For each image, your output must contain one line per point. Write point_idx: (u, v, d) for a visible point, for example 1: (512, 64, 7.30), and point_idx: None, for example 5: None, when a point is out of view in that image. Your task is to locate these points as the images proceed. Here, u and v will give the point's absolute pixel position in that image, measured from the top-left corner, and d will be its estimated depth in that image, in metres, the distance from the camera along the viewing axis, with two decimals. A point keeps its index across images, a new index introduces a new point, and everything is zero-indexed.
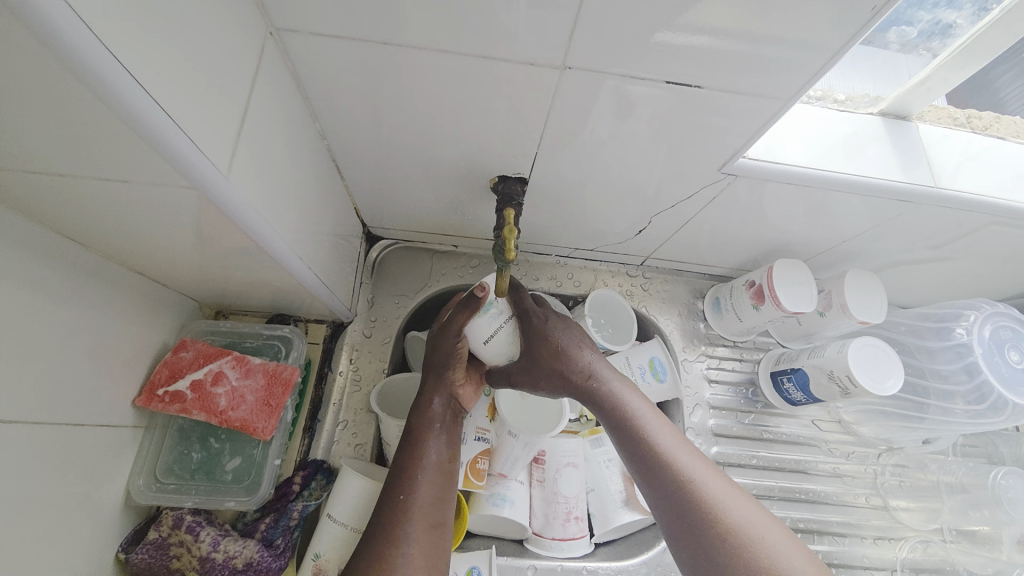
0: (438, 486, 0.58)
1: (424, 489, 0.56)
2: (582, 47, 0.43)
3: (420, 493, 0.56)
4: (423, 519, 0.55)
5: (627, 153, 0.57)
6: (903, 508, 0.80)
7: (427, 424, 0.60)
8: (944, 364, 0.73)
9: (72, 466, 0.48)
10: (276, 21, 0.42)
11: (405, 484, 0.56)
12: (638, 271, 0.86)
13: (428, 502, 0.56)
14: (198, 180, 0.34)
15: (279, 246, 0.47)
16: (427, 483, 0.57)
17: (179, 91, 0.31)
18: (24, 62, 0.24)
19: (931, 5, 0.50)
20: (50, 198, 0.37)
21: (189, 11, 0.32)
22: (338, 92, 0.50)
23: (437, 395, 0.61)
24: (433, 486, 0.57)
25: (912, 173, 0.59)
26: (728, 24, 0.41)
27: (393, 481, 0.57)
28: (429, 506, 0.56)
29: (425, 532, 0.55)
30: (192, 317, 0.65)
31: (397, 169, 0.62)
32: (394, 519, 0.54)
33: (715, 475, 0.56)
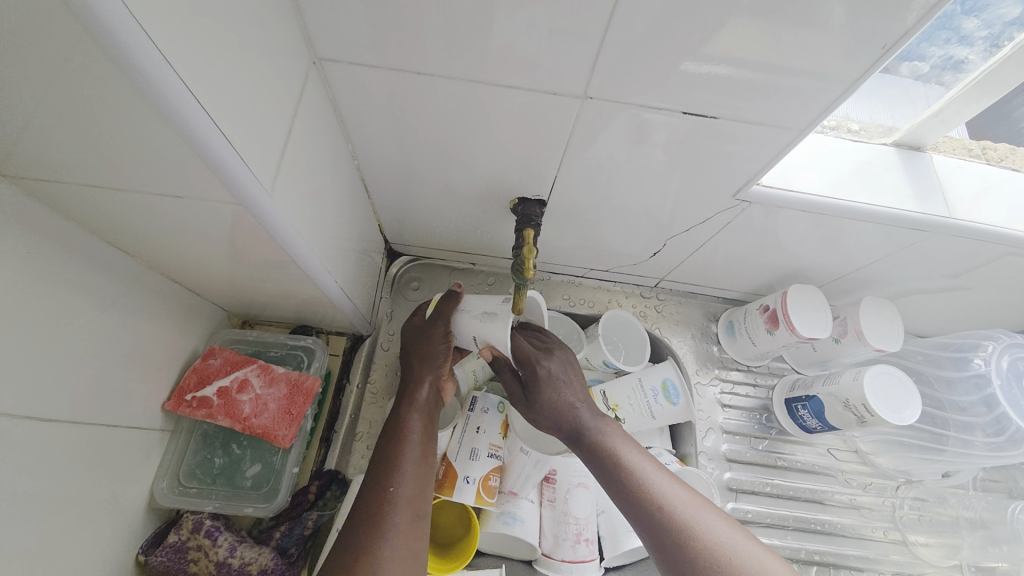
0: (421, 477, 0.57)
1: (409, 479, 0.56)
2: (602, 79, 0.46)
3: (404, 484, 0.56)
4: (408, 512, 0.54)
5: (644, 178, 0.59)
6: (922, 543, 0.78)
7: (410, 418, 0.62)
8: (963, 395, 0.73)
9: (101, 466, 0.50)
10: (319, 52, 0.45)
11: (391, 475, 0.56)
12: (652, 293, 0.87)
13: (413, 492, 0.56)
14: (243, 197, 0.37)
15: (310, 259, 0.50)
16: (411, 473, 0.57)
17: (234, 116, 0.34)
18: (107, 89, 0.27)
19: (943, 41, 0.51)
20: (106, 210, 0.40)
21: (246, 42, 0.35)
22: (372, 117, 0.53)
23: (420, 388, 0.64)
24: (417, 476, 0.57)
25: (926, 203, 0.59)
26: (743, 56, 0.43)
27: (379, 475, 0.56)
28: (412, 500, 0.55)
29: (410, 525, 0.53)
30: (219, 326, 0.68)
31: (421, 189, 0.64)
32: (379, 511, 0.53)
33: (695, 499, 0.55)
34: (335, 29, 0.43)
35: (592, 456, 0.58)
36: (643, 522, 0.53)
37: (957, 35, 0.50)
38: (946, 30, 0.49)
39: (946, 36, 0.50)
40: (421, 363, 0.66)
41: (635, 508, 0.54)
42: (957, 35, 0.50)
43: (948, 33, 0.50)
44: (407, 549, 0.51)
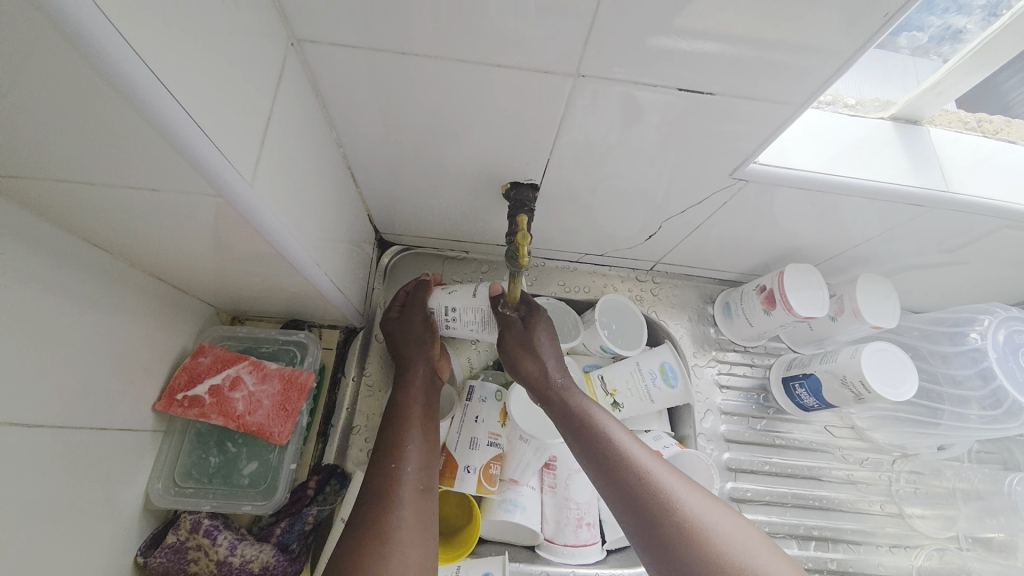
0: (426, 453, 0.59)
1: (414, 455, 0.57)
2: (594, 56, 0.44)
3: (409, 460, 0.57)
4: (415, 486, 0.55)
5: (637, 159, 0.57)
6: (918, 515, 0.79)
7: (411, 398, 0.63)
8: (960, 369, 0.73)
9: (92, 470, 0.48)
10: (297, 32, 0.43)
11: (395, 452, 0.57)
12: (648, 276, 0.86)
13: (420, 467, 0.57)
14: (223, 188, 0.35)
15: (298, 252, 0.49)
16: (416, 448, 0.58)
17: (207, 104, 0.32)
18: (68, 77, 0.25)
19: (941, 10, 0.50)
20: (79, 206, 0.38)
21: (218, 24, 0.33)
22: (356, 101, 0.51)
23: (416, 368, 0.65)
24: (421, 452, 0.58)
25: (923, 177, 0.59)
26: (739, 30, 0.42)
27: (385, 451, 0.58)
28: (419, 473, 0.57)
29: (418, 498, 0.55)
30: (208, 322, 0.66)
31: (410, 176, 0.62)
32: (386, 487, 0.54)
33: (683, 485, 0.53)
34: (312, 8, 0.41)
35: (603, 468, 0.55)
36: (656, 543, 0.49)
37: (956, 4, 0.49)
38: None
39: (945, 4, 0.49)
40: (412, 345, 0.67)
41: (645, 528, 0.50)
42: (955, 4, 0.50)
43: (946, 2, 0.49)
44: (416, 520, 0.53)
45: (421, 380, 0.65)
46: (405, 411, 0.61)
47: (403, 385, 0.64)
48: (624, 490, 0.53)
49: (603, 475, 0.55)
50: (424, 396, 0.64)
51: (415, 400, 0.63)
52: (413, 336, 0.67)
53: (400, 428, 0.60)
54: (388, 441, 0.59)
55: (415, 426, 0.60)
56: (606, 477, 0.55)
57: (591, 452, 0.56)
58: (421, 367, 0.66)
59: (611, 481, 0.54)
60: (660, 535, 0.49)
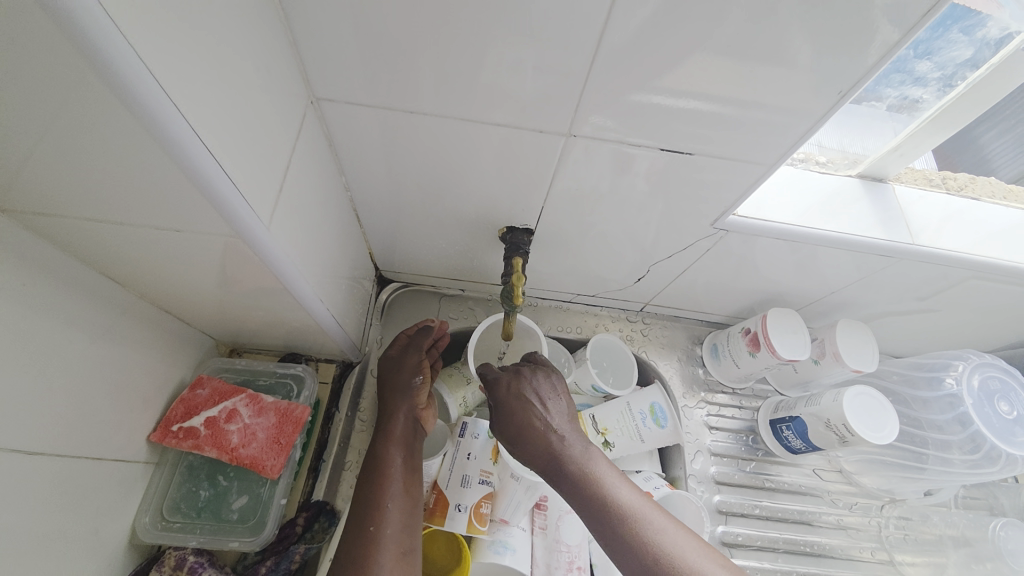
0: (407, 509, 0.59)
1: (394, 517, 0.57)
2: (586, 117, 0.49)
3: (388, 523, 0.57)
4: (396, 549, 0.55)
5: (627, 207, 0.61)
6: (909, 562, 0.79)
7: (392, 447, 0.63)
8: (938, 414, 0.75)
9: (84, 502, 0.49)
10: (317, 91, 0.47)
11: (375, 512, 0.57)
12: (638, 317, 0.89)
13: (399, 527, 0.57)
14: (241, 229, 0.38)
15: (304, 288, 0.51)
16: (395, 509, 0.58)
17: (233, 154, 0.35)
18: (117, 128, 0.28)
19: (898, 83, 0.56)
20: (104, 242, 0.41)
21: (250, 87, 0.37)
22: (365, 151, 0.55)
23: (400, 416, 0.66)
24: (402, 512, 0.58)
25: (892, 230, 0.63)
26: (716, 94, 0.46)
27: (365, 511, 0.57)
28: (400, 535, 0.56)
29: (398, 563, 0.54)
30: (207, 354, 0.67)
31: (413, 218, 0.66)
32: (366, 553, 0.54)
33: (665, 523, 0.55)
34: (333, 69, 0.45)
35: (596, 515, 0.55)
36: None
37: (911, 77, 0.55)
38: (901, 73, 0.54)
39: (900, 78, 0.55)
40: (397, 392, 0.68)
41: None
42: (910, 78, 0.55)
43: (902, 76, 0.55)
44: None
45: (402, 432, 0.65)
46: (386, 466, 0.61)
47: (384, 436, 0.65)
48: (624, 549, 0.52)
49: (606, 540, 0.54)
50: (406, 446, 0.64)
51: (397, 453, 0.63)
52: (399, 382, 0.69)
53: (382, 487, 0.59)
54: (369, 500, 0.58)
55: (394, 481, 0.60)
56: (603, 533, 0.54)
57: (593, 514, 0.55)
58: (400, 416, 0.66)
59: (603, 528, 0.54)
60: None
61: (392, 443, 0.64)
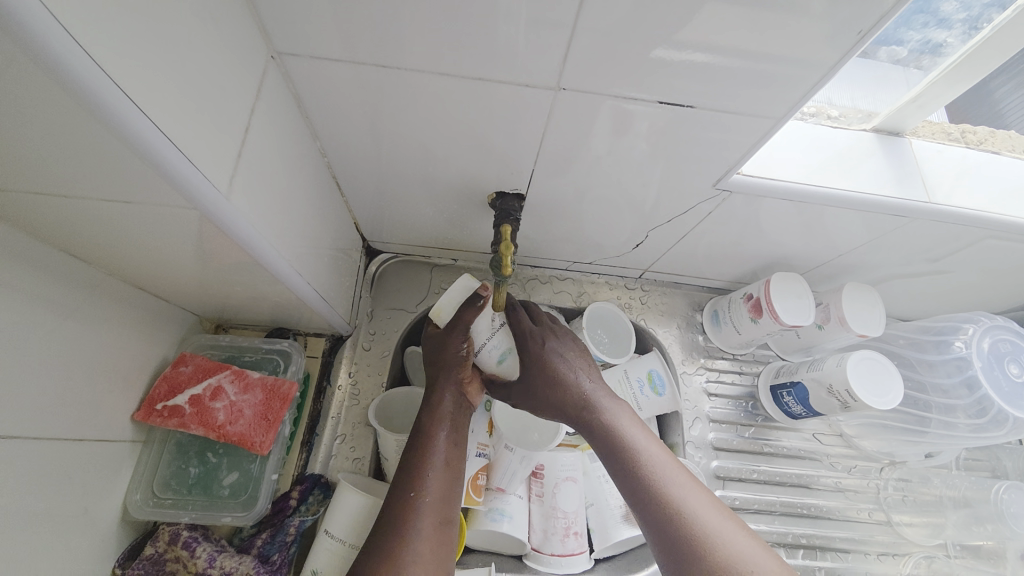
0: (448, 482, 0.56)
1: (436, 486, 0.55)
2: (575, 69, 0.44)
3: (429, 492, 0.55)
4: (433, 514, 0.54)
5: (623, 169, 0.57)
6: (906, 522, 0.79)
7: (437, 421, 0.59)
8: (944, 378, 0.73)
9: (70, 482, 0.48)
10: (278, 45, 0.43)
11: (414, 481, 0.55)
12: (636, 283, 0.86)
13: (439, 499, 0.55)
14: (198, 201, 0.35)
15: (279, 262, 0.48)
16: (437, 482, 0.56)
17: (180, 118, 0.32)
18: (35, 95, 0.25)
19: (921, 25, 0.50)
20: (54, 218, 0.38)
21: (195, 40, 0.33)
22: (339, 112, 0.51)
23: (445, 393, 0.60)
24: (443, 481, 0.56)
25: (906, 187, 0.59)
26: (721, 41, 0.42)
27: (404, 479, 0.55)
28: (439, 503, 0.54)
29: (435, 531, 0.53)
30: (191, 331, 0.66)
31: (396, 185, 0.62)
32: (403, 517, 0.52)
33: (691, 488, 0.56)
34: (292, 20, 0.41)
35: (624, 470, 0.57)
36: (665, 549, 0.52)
37: (935, 18, 0.50)
38: (924, 14, 0.49)
39: (923, 20, 0.50)
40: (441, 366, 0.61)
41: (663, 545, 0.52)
42: (935, 18, 0.50)
43: (926, 17, 0.49)
44: (431, 549, 0.52)
45: (450, 406, 0.60)
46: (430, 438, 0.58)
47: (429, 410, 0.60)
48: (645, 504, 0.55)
49: (643, 518, 0.55)
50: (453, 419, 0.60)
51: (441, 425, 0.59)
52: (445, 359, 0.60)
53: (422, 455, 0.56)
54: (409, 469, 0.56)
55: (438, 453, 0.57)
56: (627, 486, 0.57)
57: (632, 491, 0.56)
58: (451, 391, 0.61)
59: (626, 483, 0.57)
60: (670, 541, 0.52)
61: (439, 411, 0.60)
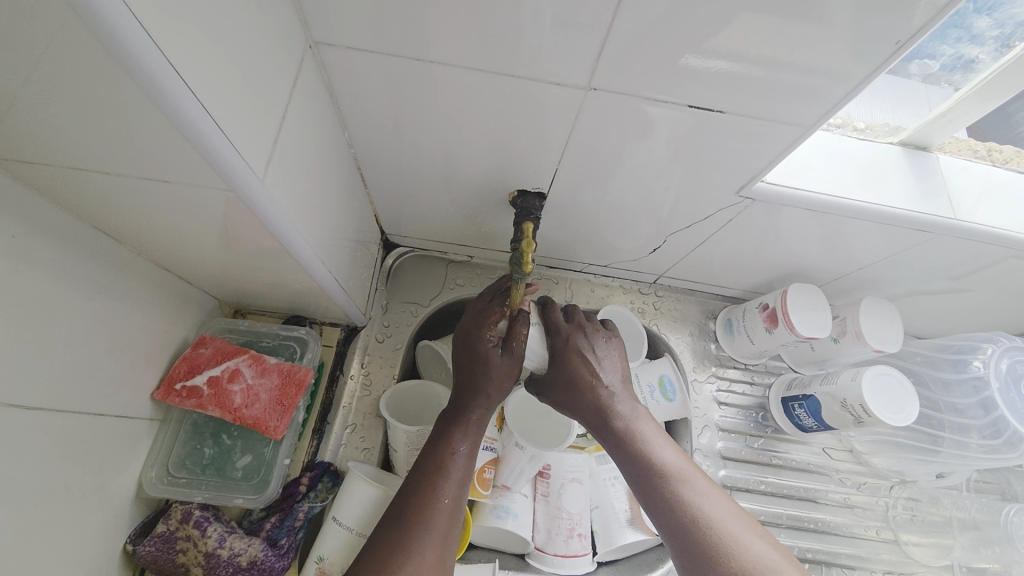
0: (461, 483, 0.55)
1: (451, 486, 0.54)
2: (605, 71, 0.45)
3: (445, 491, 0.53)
4: (445, 521, 0.52)
5: (645, 173, 0.57)
6: (913, 542, 0.78)
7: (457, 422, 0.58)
8: (960, 398, 0.73)
9: (88, 456, 0.49)
10: (316, 35, 0.44)
11: (433, 480, 0.53)
12: (650, 288, 0.86)
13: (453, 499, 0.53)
14: (235, 182, 0.35)
15: (304, 249, 0.49)
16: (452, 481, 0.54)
17: (223, 99, 0.32)
18: (93, 70, 0.26)
19: (953, 40, 0.50)
20: (93, 194, 0.39)
21: (241, 27, 0.34)
22: (370, 104, 0.51)
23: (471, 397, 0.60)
24: (456, 484, 0.54)
25: (930, 204, 0.59)
26: (754, 48, 0.42)
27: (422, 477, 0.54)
28: (452, 505, 0.53)
29: (445, 529, 0.51)
30: (211, 314, 0.67)
31: (419, 179, 0.63)
32: (414, 512, 0.51)
33: (715, 494, 0.54)
34: (332, 11, 0.41)
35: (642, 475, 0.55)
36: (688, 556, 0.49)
37: (968, 34, 0.49)
38: (958, 29, 0.48)
39: (957, 35, 0.49)
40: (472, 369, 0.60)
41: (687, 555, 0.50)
42: (968, 34, 0.50)
43: (959, 32, 0.49)
44: (436, 557, 0.49)
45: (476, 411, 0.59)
46: (445, 438, 0.57)
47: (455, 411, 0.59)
48: (664, 505, 0.53)
49: (661, 524, 0.52)
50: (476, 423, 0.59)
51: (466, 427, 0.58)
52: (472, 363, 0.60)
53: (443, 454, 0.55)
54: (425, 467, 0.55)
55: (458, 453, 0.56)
56: (646, 491, 0.55)
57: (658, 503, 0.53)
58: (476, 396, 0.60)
59: (647, 488, 0.54)
60: (694, 548, 0.49)
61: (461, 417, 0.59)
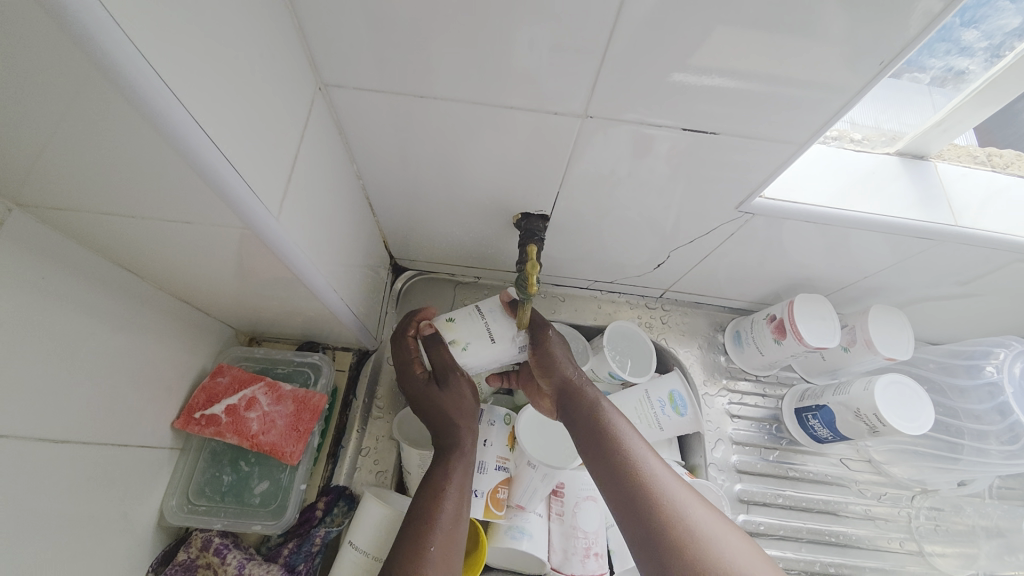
0: (455, 533, 0.54)
1: (443, 534, 0.53)
2: (601, 97, 0.46)
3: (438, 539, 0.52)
4: (445, 543, 0.53)
5: (645, 191, 0.59)
6: (938, 553, 0.76)
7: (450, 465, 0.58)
8: (977, 404, 0.72)
9: (112, 486, 0.50)
10: (324, 77, 0.46)
11: (427, 530, 0.53)
12: (657, 303, 0.87)
13: (447, 548, 0.52)
14: (251, 221, 0.37)
15: (316, 278, 0.51)
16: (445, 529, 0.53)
17: (239, 144, 0.34)
18: (120, 125, 0.28)
19: (942, 53, 0.51)
20: (117, 235, 0.41)
21: (255, 76, 0.36)
22: (377, 138, 0.54)
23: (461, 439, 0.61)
24: (449, 531, 0.53)
25: (932, 211, 0.59)
26: (745, 68, 0.43)
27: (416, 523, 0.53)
28: (445, 554, 0.52)
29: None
30: (227, 343, 0.68)
31: (426, 205, 0.64)
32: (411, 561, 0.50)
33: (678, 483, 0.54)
34: (339, 55, 0.44)
35: (607, 462, 0.55)
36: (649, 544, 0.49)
37: (957, 46, 0.50)
38: (946, 42, 0.50)
39: (945, 48, 0.51)
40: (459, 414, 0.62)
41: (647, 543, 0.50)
42: (956, 46, 0.51)
43: (947, 45, 0.50)
44: None
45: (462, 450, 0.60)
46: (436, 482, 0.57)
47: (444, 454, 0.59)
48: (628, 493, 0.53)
49: (623, 511, 0.52)
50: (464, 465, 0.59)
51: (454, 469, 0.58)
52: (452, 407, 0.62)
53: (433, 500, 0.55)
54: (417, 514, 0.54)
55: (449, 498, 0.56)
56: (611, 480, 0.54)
57: (629, 502, 0.52)
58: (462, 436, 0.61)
59: (611, 476, 0.54)
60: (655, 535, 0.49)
61: (456, 464, 0.59)
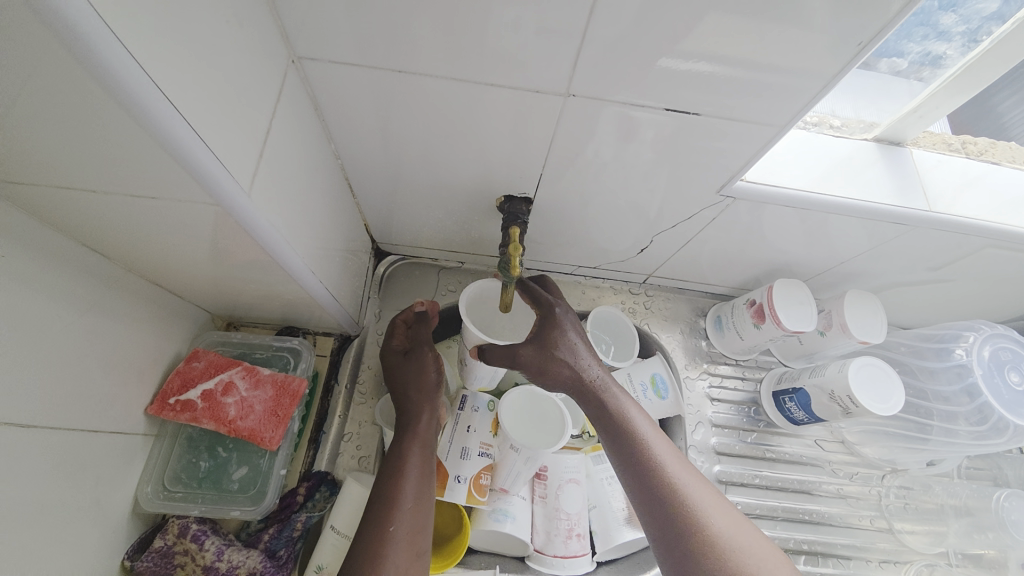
0: (420, 513, 0.55)
1: (408, 515, 0.54)
2: (584, 77, 0.46)
3: (402, 521, 0.53)
4: (408, 549, 0.52)
5: (628, 175, 0.59)
6: (907, 530, 0.79)
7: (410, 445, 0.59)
8: (946, 385, 0.75)
9: (83, 473, 0.49)
10: (298, 50, 0.45)
11: (389, 510, 0.53)
12: (640, 288, 0.87)
13: (410, 530, 0.53)
14: (221, 197, 0.36)
15: (294, 259, 0.49)
16: (410, 510, 0.54)
17: (206, 116, 0.33)
18: (76, 92, 0.26)
19: (920, 37, 0.52)
20: (79, 212, 0.39)
21: (223, 45, 0.34)
22: (355, 117, 0.52)
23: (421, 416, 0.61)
24: (414, 512, 0.54)
25: (907, 197, 0.60)
26: (728, 49, 0.43)
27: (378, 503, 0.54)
28: (410, 536, 0.53)
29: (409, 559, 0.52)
30: (203, 328, 0.67)
31: (406, 188, 0.63)
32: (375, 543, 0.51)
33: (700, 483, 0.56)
34: (313, 27, 0.42)
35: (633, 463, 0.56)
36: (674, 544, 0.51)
37: (935, 31, 0.51)
38: (924, 26, 0.50)
39: (922, 32, 0.51)
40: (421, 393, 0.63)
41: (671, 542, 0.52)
42: (934, 32, 0.51)
43: (925, 29, 0.51)
44: None
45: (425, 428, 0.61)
46: (400, 462, 0.57)
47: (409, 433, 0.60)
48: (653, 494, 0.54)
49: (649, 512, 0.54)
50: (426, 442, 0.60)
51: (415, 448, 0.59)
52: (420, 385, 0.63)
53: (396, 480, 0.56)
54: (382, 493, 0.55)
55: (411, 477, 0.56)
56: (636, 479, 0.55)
57: (652, 502, 0.54)
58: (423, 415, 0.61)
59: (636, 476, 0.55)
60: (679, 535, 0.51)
61: (416, 444, 0.60)
